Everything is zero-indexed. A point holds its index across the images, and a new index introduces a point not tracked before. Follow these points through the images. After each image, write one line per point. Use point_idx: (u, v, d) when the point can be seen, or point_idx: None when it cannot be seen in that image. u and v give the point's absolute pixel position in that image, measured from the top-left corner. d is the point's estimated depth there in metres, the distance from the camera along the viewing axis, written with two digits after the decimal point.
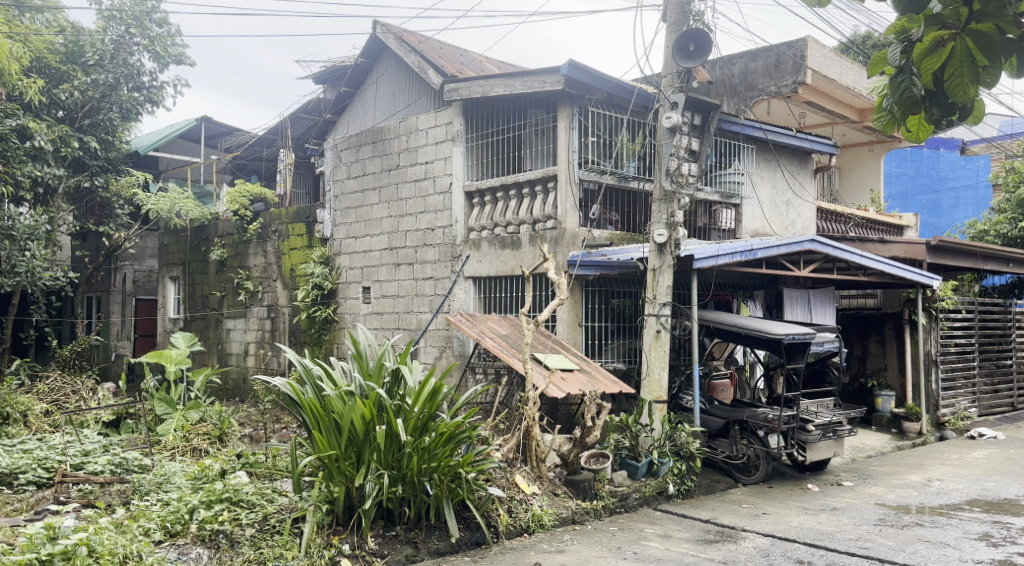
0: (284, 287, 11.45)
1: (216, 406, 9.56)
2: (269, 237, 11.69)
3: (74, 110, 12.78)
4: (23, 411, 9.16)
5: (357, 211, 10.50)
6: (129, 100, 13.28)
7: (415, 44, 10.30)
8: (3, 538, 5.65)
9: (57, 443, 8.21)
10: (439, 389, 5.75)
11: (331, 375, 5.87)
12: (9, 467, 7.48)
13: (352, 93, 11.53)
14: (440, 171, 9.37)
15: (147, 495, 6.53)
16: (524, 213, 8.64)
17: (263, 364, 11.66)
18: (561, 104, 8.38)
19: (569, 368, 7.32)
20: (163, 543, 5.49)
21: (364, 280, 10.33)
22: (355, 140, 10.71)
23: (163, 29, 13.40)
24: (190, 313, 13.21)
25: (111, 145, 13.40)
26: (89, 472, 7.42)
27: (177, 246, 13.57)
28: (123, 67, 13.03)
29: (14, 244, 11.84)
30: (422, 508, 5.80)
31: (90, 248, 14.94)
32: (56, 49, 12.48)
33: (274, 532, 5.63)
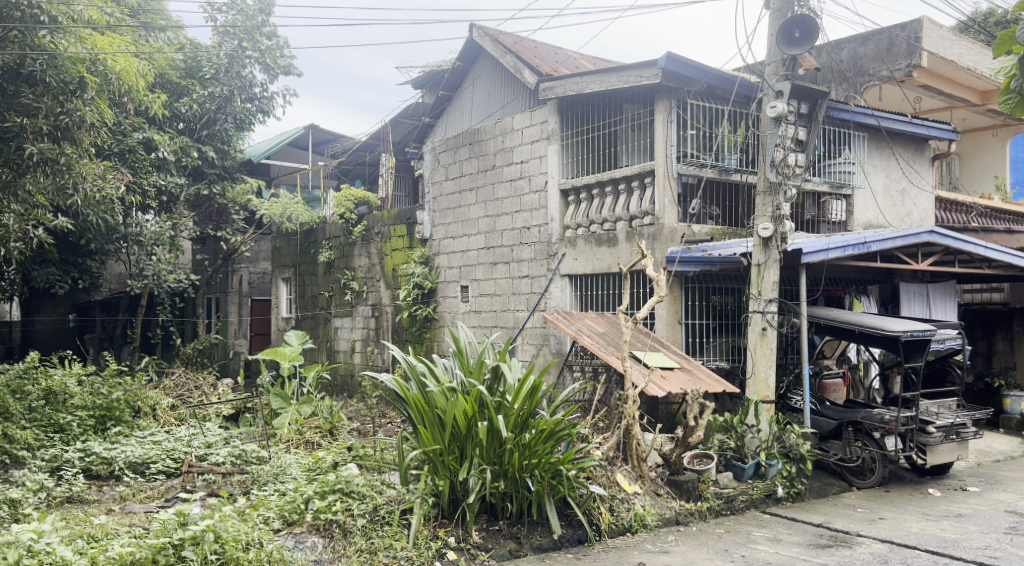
0: (387, 287, 11.79)
1: (326, 400, 9.96)
2: (373, 239, 12.07)
3: (193, 122, 13.66)
4: (152, 405, 9.79)
5: (454, 212, 10.67)
6: (242, 111, 14.01)
7: (510, 45, 10.38)
8: (141, 523, 6.11)
9: (183, 435, 8.78)
10: (538, 387, 5.77)
11: (434, 372, 6.00)
12: (142, 457, 8.10)
13: (449, 97, 11.74)
14: (536, 170, 9.42)
15: (265, 486, 6.92)
16: (620, 210, 8.52)
17: (369, 361, 12.05)
18: (658, 98, 8.25)
19: (669, 366, 7.20)
20: (281, 531, 5.87)
21: (462, 279, 10.50)
22: (453, 142, 10.89)
23: (272, 42, 14.03)
24: (301, 313, 13.80)
25: (227, 154, 14.15)
26: (213, 462, 7.90)
27: (288, 249, 14.20)
28: (236, 80, 13.73)
29: (142, 249, 12.75)
30: (525, 504, 5.84)
31: (209, 252, 15.80)
32: (176, 65, 13.38)
33: (383, 523, 5.82)
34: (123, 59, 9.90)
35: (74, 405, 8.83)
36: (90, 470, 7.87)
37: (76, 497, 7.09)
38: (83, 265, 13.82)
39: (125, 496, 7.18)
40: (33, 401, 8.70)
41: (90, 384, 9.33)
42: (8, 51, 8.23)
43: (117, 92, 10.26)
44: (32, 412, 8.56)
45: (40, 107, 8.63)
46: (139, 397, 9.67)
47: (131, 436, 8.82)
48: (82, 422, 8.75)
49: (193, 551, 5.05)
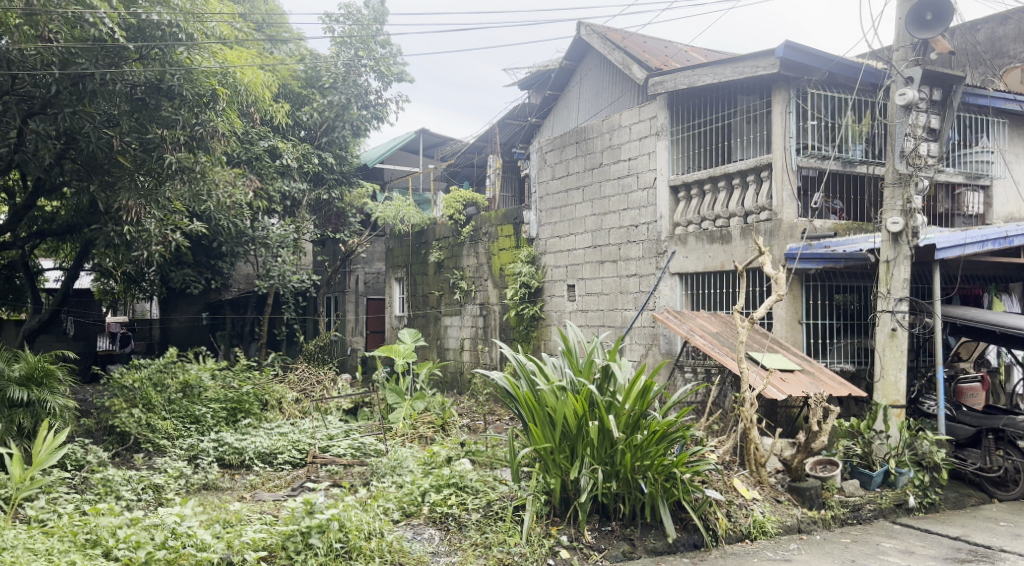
0: (494, 286, 11.93)
1: (439, 397, 10.18)
2: (481, 239, 12.25)
3: (314, 130, 14.47)
4: (278, 398, 10.33)
5: (561, 211, 10.66)
6: (358, 118, 14.56)
7: (619, 41, 10.27)
8: (271, 510, 6.45)
9: (307, 427, 9.23)
10: (650, 387, 5.66)
11: (544, 370, 6.02)
12: (270, 447, 8.55)
13: (556, 96, 11.79)
14: (644, 166, 9.29)
15: (384, 477, 7.17)
16: (734, 206, 8.25)
17: (478, 359, 12.23)
18: (776, 89, 7.96)
19: (789, 368, 6.93)
20: (400, 522, 6.10)
21: (569, 278, 10.48)
22: (559, 141, 10.81)
23: (386, 50, 14.46)
24: (413, 312, 14.17)
25: (345, 160, 14.83)
26: (335, 454, 8.26)
27: (401, 249, 14.61)
28: (353, 88, 14.26)
29: (269, 251, 13.54)
30: (638, 506, 5.75)
31: (329, 253, 16.41)
32: (298, 76, 14.17)
33: (497, 518, 5.91)
34: (251, 72, 10.40)
35: (209, 398, 9.49)
36: (223, 459, 8.40)
37: (212, 484, 7.58)
38: (215, 266, 14.75)
39: (255, 484, 7.62)
40: (172, 393, 9.39)
41: (223, 378, 9.95)
42: (149, 68, 8.83)
43: (245, 103, 10.88)
44: (171, 404, 9.22)
45: (178, 119, 9.28)
46: (266, 391, 10.23)
47: (260, 427, 9.35)
48: (215, 414, 9.38)
49: (320, 538, 5.29)
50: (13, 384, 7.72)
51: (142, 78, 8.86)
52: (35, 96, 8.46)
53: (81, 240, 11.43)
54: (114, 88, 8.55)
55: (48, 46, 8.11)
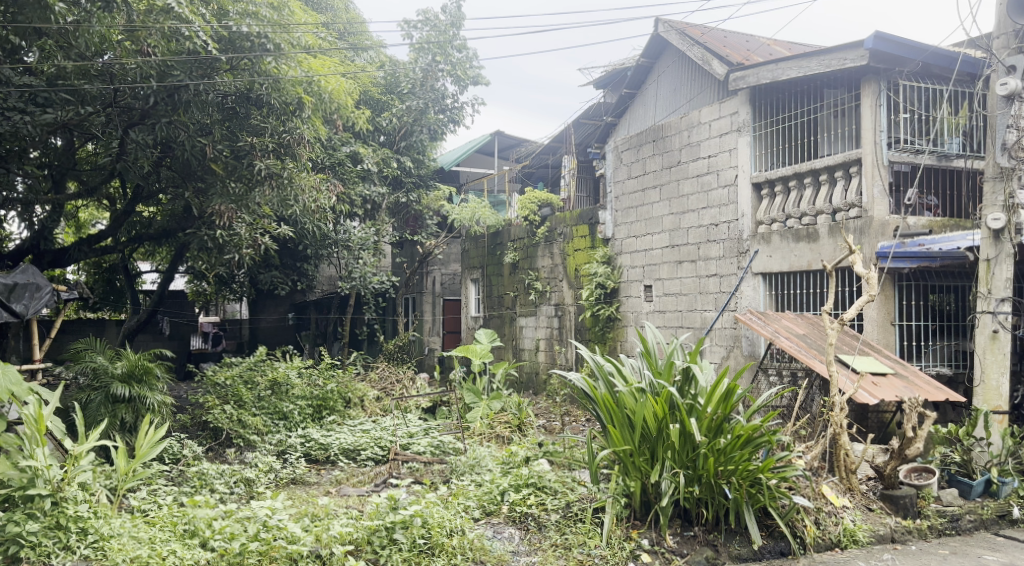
0: (570, 287, 11.91)
1: (515, 396, 10.22)
2: (556, 240, 12.22)
3: (393, 134, 14.80)
4: (360, 396, 10.60)
5: (638, 210, 10.55)
6: (435, 122, 14.82)
7: (698, 36, 10.09)
8: (356, 505, 6.64)
9: (388, 424, 9.46)
10: (733, 390, 5.51)
11: (622, 372, 5.97)
12: (354, 444, 8.80)
13: (633, 94, 11.69)
14: (725, 164, 9.10)
15: (464, 475, 7.27)
16: (821, 203, 7.99)
17: (554, 360, 12.22)
18: (865, 81, 7.69)
19: (880, 371, 6.68)
20: (481, 521, 6.17)
21: (646, 278, 10.35)
22: (635, 139, 10.69)
23: (462, 54, 14.63)
24: (489, 312, 14.27)
25: (422, 164, 15.18)
26: (415, 452, 8.40)
27: (477, 250, 14.74)
28: (431, 93, 14.62)
29: (350, 254, 14.00)
30: (721, 512, 5.62)
31: (407, 255, 16.60)
32: (378, 82, 14.69)
33: (576, 519, 5.90)
34: (334, 80, 10.73)
35: (297, 395, 9.87)
36: (310, 454, 8.70)
37: (299, 479, 7.85)
38: (301, 268, 15.26)
39: (340, 479, 7.85)
40: (261, 390, 9.76)
41: (309, 376, 10.34)
42: (239, 79, 9.15)
43: (329, 111, 11.23)
44: (261, 400, 9.62)
45: (265, 127, 9.73)
46: (349, 388, 10.51)
47: (343, 424, 9.65)
48: (302, 410, 9.73)
49: (404, 534, 5.46)
50: (116, 380, 8.16)
51: (232, 88, 9.25)
52: (135, 107, 8.93)
53: (177, 243, 12.03)
54: (207, 98, 8.96)
55: (147, 60, 8.52)
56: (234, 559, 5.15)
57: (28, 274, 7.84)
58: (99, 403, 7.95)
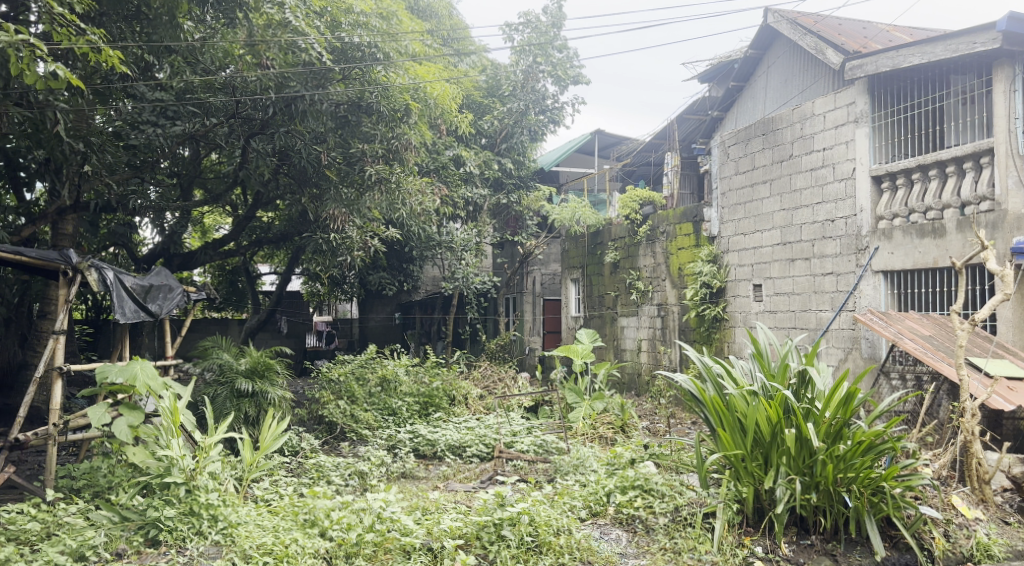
0: (673, 286, 11.68)
1: (618, 397, 10.01)
2: (659, 238, 11.98)
3: (494, 137, 15.03)
4: (464, 394, 10.79)
5: (746, 207, 10.24)
6: (536, 123, 14.96)
7: (810, 25, 9.67)
8: (464, 500, 6.77)
9: (492, 423, 9.59)
10: (854, 395, 5.29)
11: (732, 374, 5.81)
12: (460, 441, 8.96)
13: (740, 87, 11.43)
14: (841, 157, 8.72)
15: (569, 475, 7.26)
16: (948, 196, 7.51)
17: (658, 361, 11.98)
18: (998, 65, 7.20)
19: (1017, 376, 6.22)
20: (587, 521, 6.16)
21: (756, 277, 10.02)
22: (744, 134, 10.37)
23: (563, 54, 14.81)
24: (589, 312, 14.16)
25: (523, 165, 15.33)
26: (519, 450, 8.49)
27: (576, 250, 14.64)
28: (532, 94, 14.76)
29: (454, 255, 14.33)
30: (841, 521, 5.38)
31: (508, 255, 16.69)
32: (480, 86, 14.91)
33: (686, 524, 5.80)
34: (439, 85, 11.04)
35: (404, 392, 10.27)
36: (418, 450, 8.94)
37: (408, 473, 8.08)
38: (406, 270, 15.75)
39: (447, 475, 8.02)
40: (371, 387, 10.22)
41: (416, 373, 10.74)
42: (351, 88, 9.55)
43: (434, 116, 11.52)
44: (372, 397, 10.08)
45: (376, 134, 10.10)
46: (452, 387, 10.73)
47: (449, 421, 9.86)
48: (410, 407, 10.06)
49: (511, 531, 5.53)
50: (240, 376, 8.68)
51: (345, 98, 9.60)
52: (255, 118, 9.37)
53: (293, 246, 12.65)
54: (322, 108, 9.38)
55: (267, 72, 9.00)
56: (352, 549, 5.39)
57: (161, 275, 8.39)
58: (225, 397, 8.46)
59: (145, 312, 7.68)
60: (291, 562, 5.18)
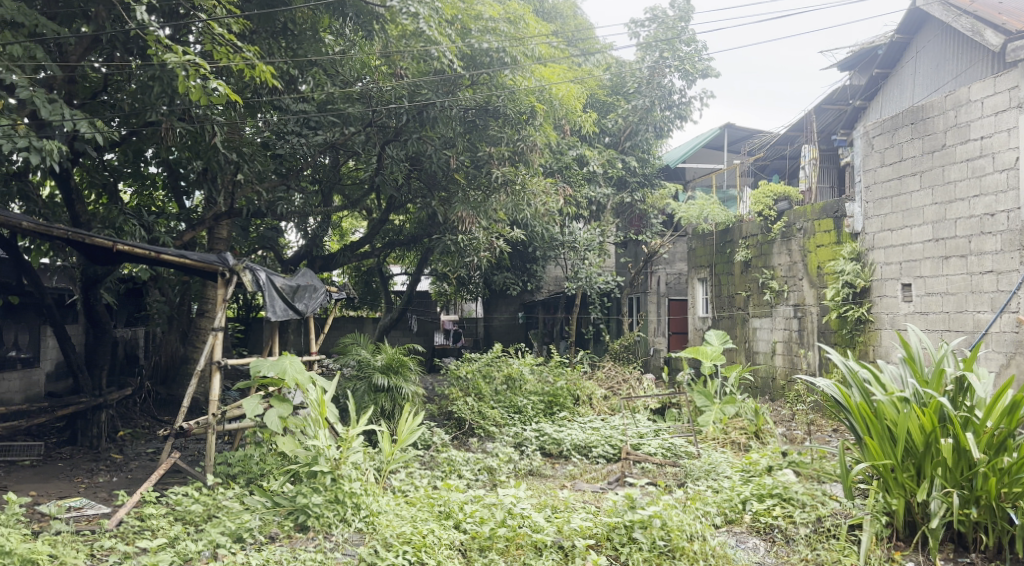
0: (811, 286, 11.16)
1: (751, 401, 9.65)
2: (795, 236, 11.49)
3: (618, 135, 15.00)
4: (588, 394, 10.76)
5: (893, 201, 9.64)
6: (662, 120, 14.78)
7: (966, 4, 8.99)
8: (593, 500, 6.76)
9: (618, 423, 9.52)
10: (1020, 403, 4.89)
11: (880, 379, 5.50)
12: (586, 441, 8.96)
13: (886, 74, 10.90)
14: (1001, 145, 8.06)
15: (699, 480, 7.10)
16: None
17: (795, 365, 11.48)
18: None
19: None
20: (722, 528, 5.98)
21: (904, 276, 9.40)
22: (890, 123, 9.76)
23: (691, 47, 14.54)
24: (718, 313, 13.75)
25: (647, 162, 15.15)
26: (646, 452, 8.38)
27: (704, 249, 14.24)
28: (658, 90, 14.57)
29: (577, 255, 14.34)
30: (1005, 540, 4.95)
31: (632, 254, 16.51)
32: (604, 85, 14.91)
33: (829, 535, 5.56)
34: (564, 86, 11.08)
35: (529, 390, 10.39)
36: (544, 448, 9.01)
37: (536, 471, 8.15)
38: (530, 270, 15.95)
39: (574, 475, 8.04)
40: (498, 385, 10.44)
41: (541, 373, 10.84)
42: (479, 93, 9.84)
43: (559, 116, 11.57)
44: (498, 395, 10.27)
45: (502, 137, 10.29)
46: (577, 386, 10.72)
47: (574, 421, 9.90)
48: (535, 405, 10.19)
49: (643, 534, 5.49)
50: (377, 371, 9.08)
51: (473, 103, 9.89)
52: (389, 125, 9.75)
53: (422, 248, 13.08)
54: (452, 113, 9.70)
55: (401, 82, 9.50)
56: (485, 543, 5.54)
57: (307, 276, 8.96)
58: (364, 391, 8.89)
59: (293, 311, 8.17)
60: (429, 553, 5.39)
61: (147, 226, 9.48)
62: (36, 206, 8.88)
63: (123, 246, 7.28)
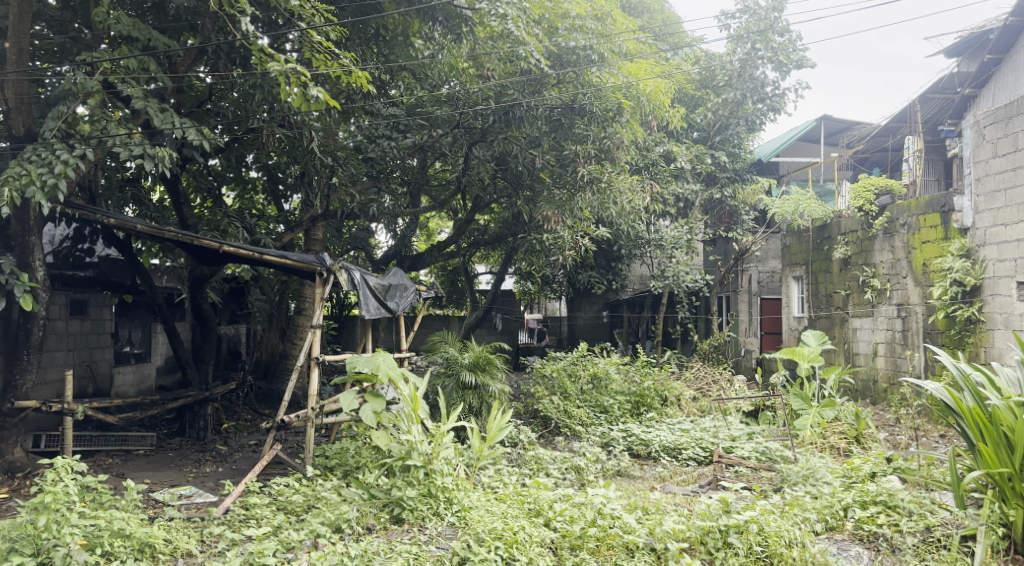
0: (916, 284, 10.62)
1: (851, 405, 9.27)
2: (898, 231, 10.97)
3: (707, 130, 14.80)
4: (677, 395, 10.60)
5: (1008, 194, 9.08)
6: (753, 113, 14.48)
7: None
8: (685, 503, 6.65)
9: (709, 426, 9.33)
10: None
11: (996, 382, 5.19)
12: (675, 443, 8.83)
13: (997, 59, 10.30)
14: None
15: (797, 486, 6.91)
16: None
17: (899, 367, 10.95)
18: None
19: None
20: (822, 535, 5.78)
21: (1020, 273, 8.84)
22: (1003, 111, 9.20)
23: (784, 37, 14.06)
24: (815, 312, 13.26)
25: (738, 157, 14.75)
26: (739, 456, 8.18)
27: (799, 246, 13.77)
28: (749, 82, 14.19)
29: (664, 253, 14.12)
30: None
31: (721, 252, 16.11)
32: (693, 78, 14.75)
33: (940, 546, 5.31)
34: (652, 82, 10.92)
35: (615, 391, 10.30)
36: (632, 449, 8.92)
37: (624, 471, 8.08)
38: (615, 268, 15.83)
39: (664, 476, 7.91)
40: (583, 384, 10.38)
41: (627, 372, 10.72)
42: (565, 91, 9.82)
43: (646, 112, 11.39)
44: (584, 394, 10.24)
45: (588, 134, 10.23)
46: (665, 387, 10.57)
47: (662, 421, 9.77)
48: (622, 405, 10.10)
49: (739, 538, 5.39)
50: (465, 369, 9.22)
51: (559, 101, 9.89)
52: (476, 127, 9.87)
53: (507, 247, 13.17)
54: (538, 112, 9.70)
55: (487, 84, 9.56)
56: (576, 542, 5.55)
57: (398, 275, 9.18)
58: (452, 388, 9.04)
59: (385, 310, 8.36)
60: (521, 550, 5.42)
61: (249, 228, 9.91)
62: (148, 210, 9.41)
63: (228, 247, 7.63)
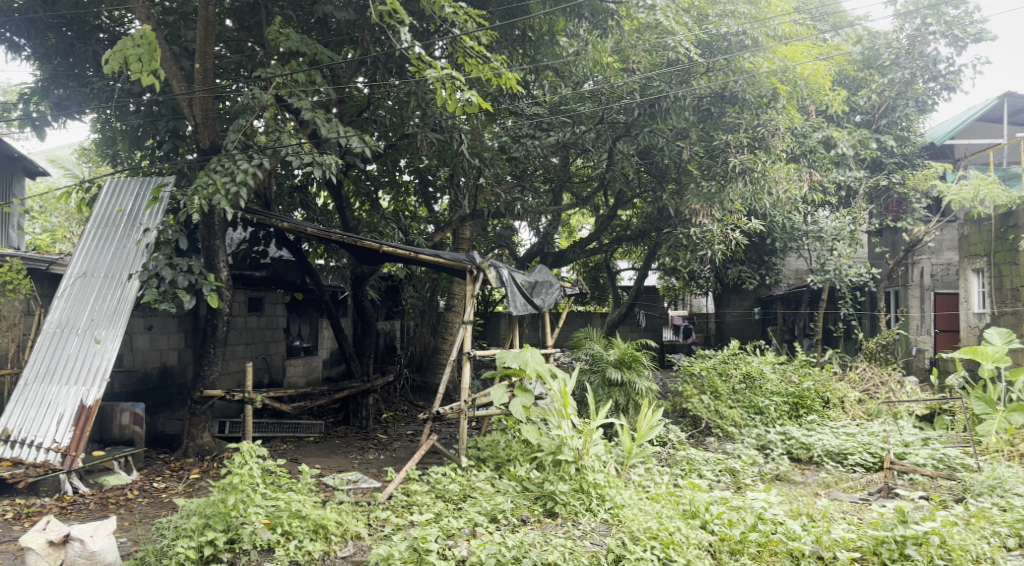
0: None
1: None
2: None
3: (871, 113, 13.88)
4: (840, 397, 10.03)
5: None
6: (924, 92, 13.49)
7: None
8: (854, 511, 6.29)
9: (878, 430, 8.75)
10: None
11: None
12: (840, 448, 8.35)
13: None
14: None
15: (981, 497, 6.37)
16: None
17: None
18: None
19: None
20: (1015, 551, 5.31)
21: None
22: None
23: (960, 10, 12.99)
24: (999, 308, 12.07)
25: (907, 141, 13.86)
26: (913, 462, 7.62)
27: (979, 236, 12.58)
28: (920, 60, 13.22)
29: (825, 245, 13.39)
30: None
31: (887, 244, 15.04)
32: (855, 59, 13.86)
33: None
34: (811, 65, 10.38)
35: (772, 391, 9.87)
36: (792, 452, 8.52)
37: (783, 475, 7.72)
38: (768, 263, 15.14)
39: (828, 482, 7.50)
40: (735, 383, 10.00)
41: (784, 372, 10.24)
42: (715, 79, 9.55)
43: (804, 97, 10.81)
44: (737, 394, 9.87)
45: (741, 123, 9.83)
46: (827, 388, 10.04)
47: (824, 425, 9.26)
48: (778, 407, 9.69)
49: (917, 550, 5.03)
50: (610, 365, 9.17)
51: (709, 91, 9.62)
52: (620, 121, 9.85)
53: (651, 243, 12.96)
54: (686, 103, 9.45)
55: (633, 77, 9.45)
56: (737, 546, 5.40)
57: (543, 272, 9.24)
58: (598, 385, 9.02)
59: (533, 306, 8.46)
60: (679, 551, 5.32)
61: (404, 229, 10.35)
62: (315, 214, 10.05)
63: (387, 247, 8.01)
